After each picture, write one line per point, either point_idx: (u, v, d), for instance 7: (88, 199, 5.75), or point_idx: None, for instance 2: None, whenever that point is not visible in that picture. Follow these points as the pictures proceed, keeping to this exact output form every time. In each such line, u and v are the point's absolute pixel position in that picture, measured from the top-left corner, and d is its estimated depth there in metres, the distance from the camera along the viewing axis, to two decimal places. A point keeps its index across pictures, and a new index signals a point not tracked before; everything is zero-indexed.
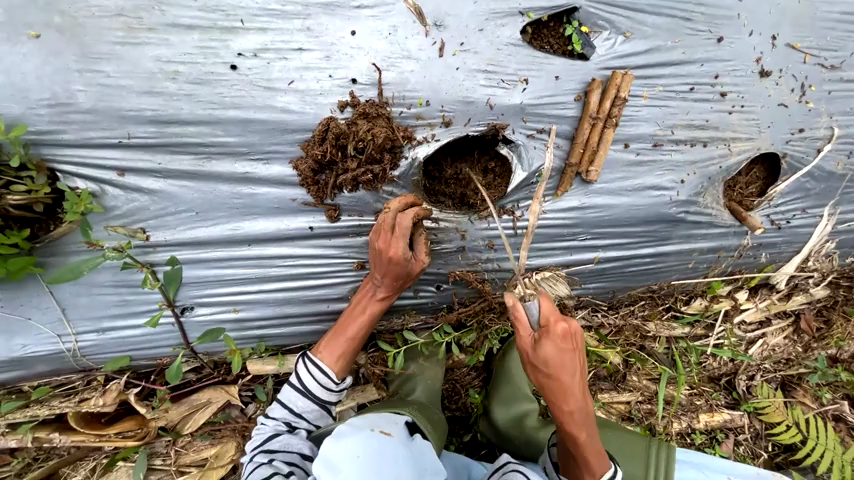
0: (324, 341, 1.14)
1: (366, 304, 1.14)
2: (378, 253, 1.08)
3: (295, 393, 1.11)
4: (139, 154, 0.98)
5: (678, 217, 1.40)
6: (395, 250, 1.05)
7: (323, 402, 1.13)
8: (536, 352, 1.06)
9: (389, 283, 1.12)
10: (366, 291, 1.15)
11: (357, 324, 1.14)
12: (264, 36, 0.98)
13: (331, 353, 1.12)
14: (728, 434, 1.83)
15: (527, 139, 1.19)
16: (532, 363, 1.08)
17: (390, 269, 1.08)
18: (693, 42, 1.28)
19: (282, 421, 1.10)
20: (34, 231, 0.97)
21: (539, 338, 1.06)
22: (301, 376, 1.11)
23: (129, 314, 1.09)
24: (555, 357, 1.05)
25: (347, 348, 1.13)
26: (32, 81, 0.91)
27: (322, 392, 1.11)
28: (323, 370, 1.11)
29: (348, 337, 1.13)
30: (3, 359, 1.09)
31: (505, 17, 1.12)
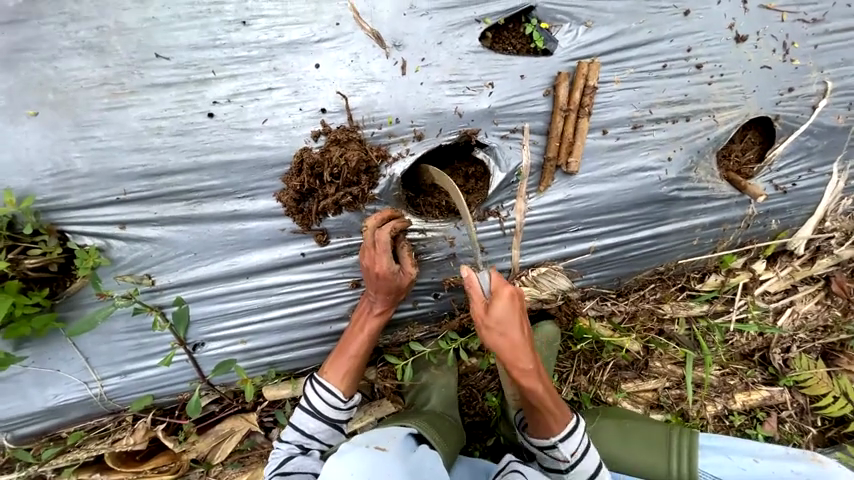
0: (329, 361, 1.18)
1: (364, 322, 1.17)
2: (367, 270, 1.12)
3: (306, 415, 1.15)
4: (136, 206, 1.06)
5: (671, 195, 1.37)
6: (381, 265, 1.09)
7: (333, 421, 1.17)
8: (491, 317, 1.06)
9: (382, 297, 1.15)
10: (362, 309, 1.18)
11: (358, 342, 1.17)
12: (235, 82, 1.05)
13: (337, 372, 1.16)
14: (770, 412, 1.73)
15: (501, 140, 1.21)
16: (490, 330, 1.07)
17: (380, 283, 1.12)
18: (658, 19, 1.27)
19: (295, 443, 1.14)
20: (53, 289, 1.06)
21: (491, 304, 1.08)
22: (310, 398, 1.15)
23: (146, 356, 1.17)
24: (511, 319, 1.08)
25: (352, 366, 1.17)
26: (35, 155, 1.01)
27: (332, 411, 1.15)
28: (330, 389, 1.15)
29: (351, 355, 1.17)
30: (39, 410, 1.18)
31: (462, 27, 1.15)
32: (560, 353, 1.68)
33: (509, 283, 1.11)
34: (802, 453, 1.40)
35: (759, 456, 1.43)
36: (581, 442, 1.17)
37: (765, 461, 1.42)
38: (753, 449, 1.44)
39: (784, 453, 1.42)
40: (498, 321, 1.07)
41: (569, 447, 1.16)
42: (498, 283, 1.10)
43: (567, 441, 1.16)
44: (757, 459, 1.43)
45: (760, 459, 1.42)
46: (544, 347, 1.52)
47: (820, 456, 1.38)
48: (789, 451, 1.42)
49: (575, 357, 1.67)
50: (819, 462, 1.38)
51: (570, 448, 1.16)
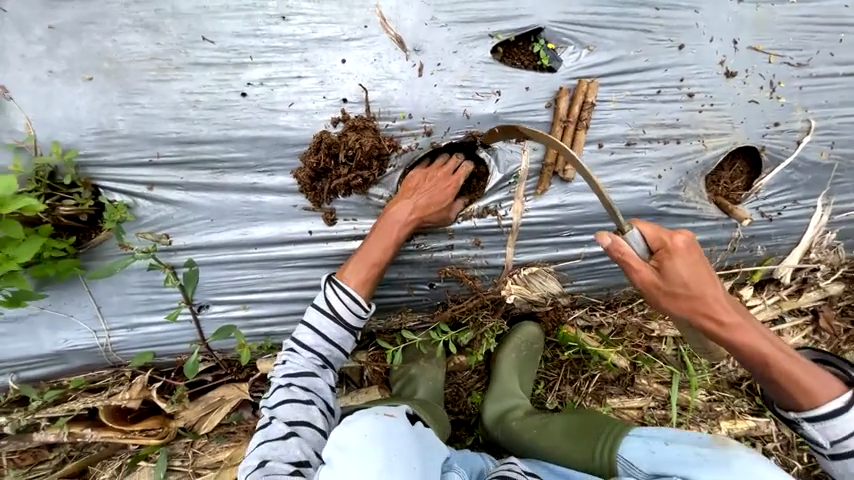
0: (347, 266, 1.17)
1: (396, 228, 1.19)
2: (424, 182, 1.22)
3: (327, 319, 1.14)
4: (166, 170, 1.16)
5: (660, 210, 1.46)
6: (452, 180, 1.24)
7: (351, 328, 1.17)
8: (680, 274, 0.93)
9: (422, 207, 1.20)
10: (391, 220, 1.19)
11: (379, 249, 1.18)
12: (269, 68, 1.17)
13: (356, 275, 1.16)
14: (755, 442, 1.74)
15: (503, 144, 1.31)
16: (674, 296, 0.96)
17: (433, 192, 1.21)
18: (654, 50, 1.40)
19: (317, 352, 1.14)
20: (79, 238, 1.14)
21: (672, 265, 0.95)
22: (331, 302, 1.14)
23: (153, 312, 1.23)
24: (695, 279, 0.94)
25: (371, 272, 1.17)
26: (83, 114, 1.11)
27: (353, 318, 1.15)
28: (350, 293, 1.14)
29: (373, 261, 1.17)
30: (45, 354, 1.22)
31: (476, 40, 1.28)
32: (549, 361, 1.75)
33: (677, 235, 0.96)
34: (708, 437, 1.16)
35: (672, 441, 1.18)
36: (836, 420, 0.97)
37: (672, 443, 1.17)
38: (664, 432, 1.21)
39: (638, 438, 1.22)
40: (685, 282, 0.95)
41: (832, 429, 0.98)
42: (660, 238, 0.98)
43: (825, 420, 0.98)
44: (645, 437, 1.21)
45: (671, 444, 1.17)
46: (526, 347, 1.55)
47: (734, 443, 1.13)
48: (699, 435, 1.17)
49: (563, 367, 1.74)
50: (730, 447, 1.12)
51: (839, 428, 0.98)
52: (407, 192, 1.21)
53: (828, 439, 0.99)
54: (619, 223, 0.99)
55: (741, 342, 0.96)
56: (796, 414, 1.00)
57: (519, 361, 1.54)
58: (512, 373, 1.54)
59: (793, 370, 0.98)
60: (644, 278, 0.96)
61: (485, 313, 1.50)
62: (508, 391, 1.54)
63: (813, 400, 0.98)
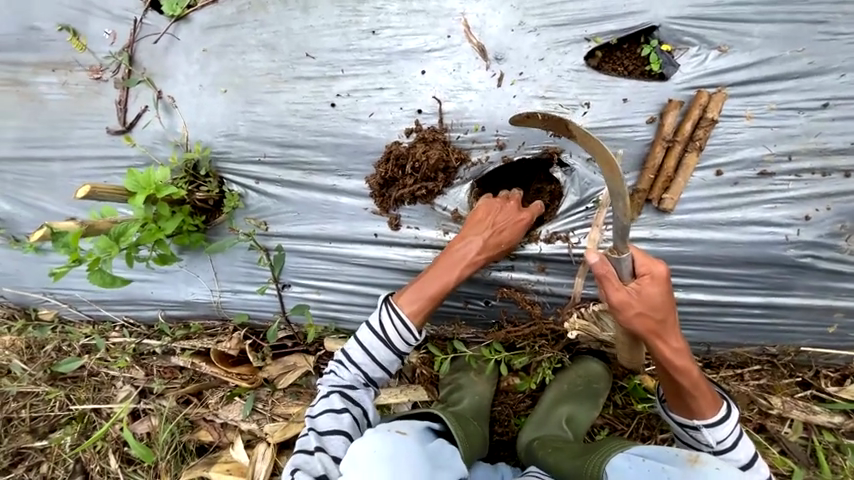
0: (404, 294, 1.21)
1: (460, 265, 1.20)
2: (493, 220, 1.19)
3: (378, 342, 1.20)
4: (269, 168, 1.37)
5: (800, 262, 1.11)
6: (522, 217, 1.20)
7: (399, 353, 1.22)
8: (643, 296, 0.97)
9: (489, 248, 1.19)
10: (456, 258, 1.20)
11: (440, 284, 1.19)
12: (356, 81, 1.27)
13: (411, 303, 1.19)
14: None
15: (585, 165, 1.19)
16: (639, 315, 0.98)
17: (503, 232, 1.19)
18: (825, 49, 1.05)
19: (362, 370, 1.22)
20: (207, 217, 1.43)
21: (642, 288, 0.97)
22: (384, 326, 1.18)
23: (251, 282, 1.50)
24: (661, 304, 0.98)
25: (428, 306, 1.19)
26: (216, 119, 1.38)
27: (402, 344, 1.19)
28: (405, 322, 1.18)
29: (432, 297, 1.19)
30: (180, 300, 1.60)
31: (569, 44, 1.15)
32: (619, 407, 1.55)
33: (657, 262, 0.98)
34: (677, 452, 1.04)
35: (669, 465, 1.01)
36: (732, 433, 1.07)
37: (655, 463, 1.02)
38: (649, 449, 1.05)
39: (636, 462, 1.04)
40: (654, 304, 0.98)
41: (716, 435, 1.07)
42: (645, 263, 0.98)
43: (713, 428, 1.07)
44: (645, 458, 1.04)
45: (648, 460, 1.03)
46: (583, 382, 1.49)
47: (699, 457, 1.01)
48: (674, 453, 1.03)
49: (637, 419, 1.53)
50: (697, 464, 1.00)
51: (716, 436, 1.07)
52: (474, 229, 1.20)
53: (714, 443, 1.08)
54: (618, 243, 0.93)
55: (677, 361, 1.03)
56: (699, 427, 1.08)
57: (567, 393, 1.49)
58: (558, 405, 1.49)
59: (708, 390, 1.06)
60: (617, 297, 0.96)
61: (543, 342, 1.42)
62: (545, 418, 1.49)
63: (712, 415, 1.06)
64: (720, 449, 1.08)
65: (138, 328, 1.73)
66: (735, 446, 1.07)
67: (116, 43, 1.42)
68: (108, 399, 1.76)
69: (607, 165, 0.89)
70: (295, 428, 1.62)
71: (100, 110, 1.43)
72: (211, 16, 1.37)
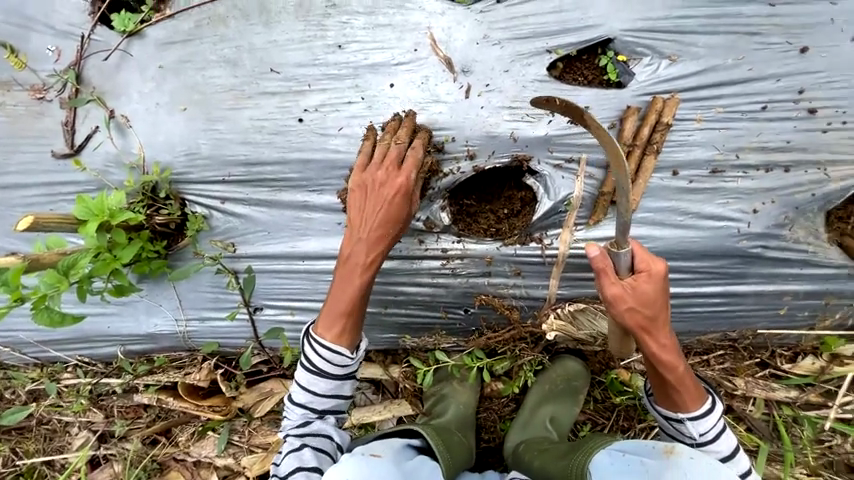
0: (321, 319, 1.13)
1: (356, 267, 1.12)
2: (368, 208, 1.12)
3: (311, 376, 1.13)
4: (234, 187, 1.32)
5: (751, 252, 1.20)
6: (398, 182, 1.10)
7: (345, 375, 1.15)
8: (638, 291, 1.01)
9: (380, 236, 1.12)
10: (352, 261, 1.13)
11: (348, 295, 1.11)
12: (324, 95, 1.24)
13: (330, 327, 1.11)
14: None
15: (553, 170, 1.21)
16: (632, 310, 1.02)
17: (387, 213, 1.11)
18: (760, 58, 1.15)
19: (309, 406, 1.16)
20: (169, 242, 1.35)
21: (638, 284, 1.01)
22: (309, 358, 1.12)
23: (219, 308, 1.42)
24: (654, 301, 1.02)
25: (348, 320, 1.11)
26: (175, 138, 1.31)
27: (337, 369, 1.12)
28: (330, 347, 1.10)
29: (344, 312, 1.10)
30: (141, 333, 1.48)
31: (532, 56, 1.19)
32: (599, 402, 1.60)
33: (657, 260, 1.02)
34: (655, 444, 1.06)
35: (644, 458, 1.05)
36: (713, 425, 1.12)
37: (633, 457, 1.06)
38: (628, 445, 1.09)
39: (618, 458, 1.07)
40: (645, 299, 1.02)
41: (699, 427, 1.12)
42: (643, 260, 1.02)
43: (697, 421, 1.12)
44: (624, 453, 1.07)
45: (627, 455, 1.07)
46: (563, 381, 1.53)
47: (673, 448, 1.04)
48: (651, 445, 1.06)
49: (616, 411, 1.59)
50: (672, 456, 1.03)
51: (699, 429, 1.13)
52: (355, 228, 1.13)
53: (696, 435, 1.14)
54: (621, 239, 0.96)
55: (663, 355, 1.07)
56: (683, 420, 1.13)
57: (550, 393, 1.52)
58: (541, 406, 1.53)
59: (694, 386, 1.11)
60: (612, 291, 1.00)
61: (522, 345, 1.45)
62: (530, 421, 1.52)
63: (696, 408, 1.12)
64: (701, 441, 1.14)
65: (93, 367, 1.57)
66: (718, 438, 1.13)
67: (57, 60, 1.31)
68: (62, 449, 1.60)
69: (616, 160, 0.89)
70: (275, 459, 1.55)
71: (41, 132, 1.32)
72: (166, 31, 1.30)
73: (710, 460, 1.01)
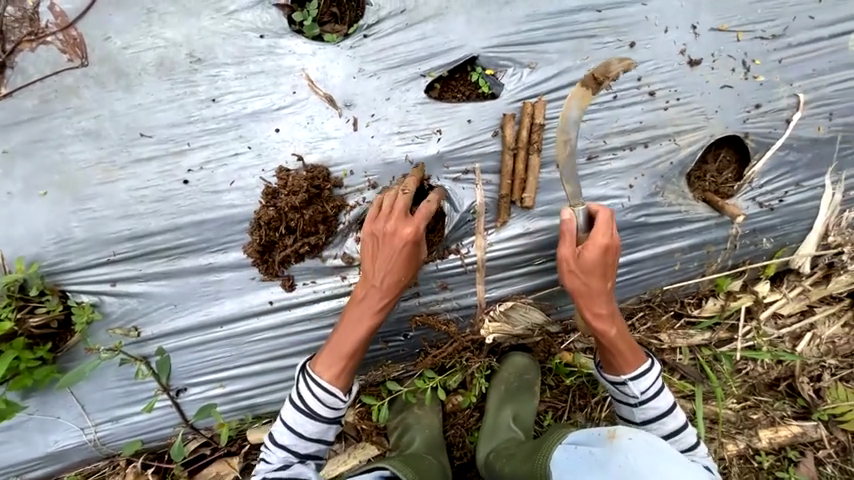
0: (322, 356, 1.15)
1: (366, 312, 1.16)
2: (376, 254, 1.16)
3: (302, 417, 1.13)
4: (123, 265, 1.19)
5: (638, 221, 1.35)
6: (404, 233, 1.14)
7: (331, 420, 1.14)
8: (583, 256, 1.19)
9: (387, 284, 1.16)
10: (360, 307, 1.17)
11: (355, 337, 1.15)
12: (207, 152, 1.19)
13: (330, 366, 1.13)
14: (804, 449, 1.69)
15: (453, 183, 1.26)
16: (577, 271, 1.20)
17: (389, 264, 1.15)
18: (602, 56, 1.32)
19: (292, 450, 1.14)
20: (55, 343, 1.19)
21: (585, 249, 1.19)
22: (303, 396, 1.13)
23: (133, 402, 1.26)
24: (599, 266, 1.19)
25: (346, 364, 1.14)
26: (42, 226, 1.16)
27: (329, 411, 1.13)
28: (324, 387, 1.12)
29: (345, 354, 1.14)
30: (40, 455, 1.26)
31: (409, 82, 1.25)
32: (554, 388, 1.67)
33: (609, 234, 1.19)
34: (601, 432, 1.10)
35: (592, 446, 1.07)
36: (652, 385, 1.24)
37: (583, 447, 1.08)
38: (579, 436, 1.11)
39: (570, 451, 1.09)
40: (590, 266, 1.19)
41: (640, 386, 1.23)
42: (598, 231, 1.19)
43: (637, 380, 1.23)
44: (576, 445, 1.10)
45: (579, 446, 1.09)
46: (516, 379, 1.56)
47: (616, 432, 1.08)
48: (596, 432, 1.09)
49: (570, 392, 1.66)
50: (615, 439, 1.06)
51: (640, 388, 1.23)
52: (365, 272, 1.18)
53: (639, 393, 1.24)
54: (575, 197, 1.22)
55: (601, 323, 1.21)
56: (626, 381, 1.24)
57: (506, 393, 1.55)
58: (502, 408, 1.55)
59: (636, 354, 1.23)
60: (564, 251, 1.21)
61: (468, 355, 1.46)
62: (495, 426, 1.53)
63: (637, 369, 1.23)
64: (643, 398, 1.25)
65: None
66: (657, 395, 1.24)
67: None
68: None
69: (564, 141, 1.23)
70: None
71: None
72: (7, 112, 1.17)
73: (648, 438, 1.04)
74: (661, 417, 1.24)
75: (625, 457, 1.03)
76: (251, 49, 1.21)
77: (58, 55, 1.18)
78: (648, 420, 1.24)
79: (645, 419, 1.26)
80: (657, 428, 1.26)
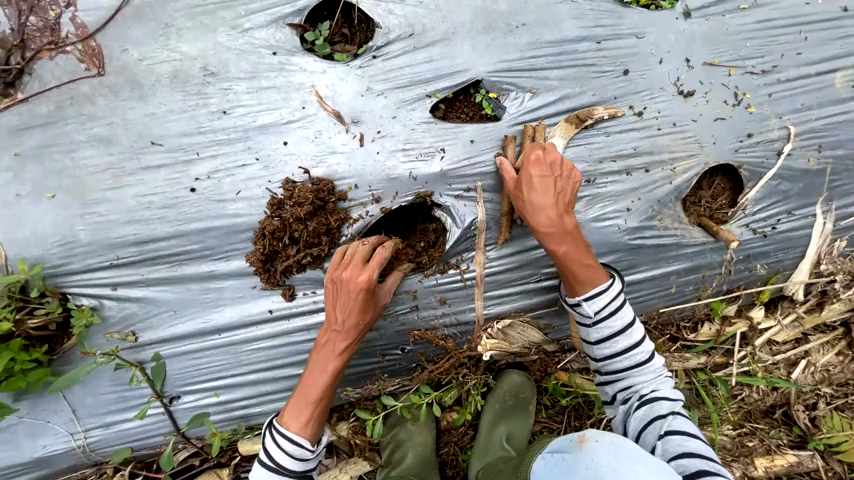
0: (288, 408, 1.18)
1: (330, 357, 1.19)
2: (337, 303, 1.19)
3: (269, 473, 1.14)
4: (126, 270, 1.20)
5: (634, 243, 1.37)
6: (358, 282, 1.15)
7: (299, 474, 1.17)
8: (523, 178, 1.19)
9: (349, 328, 1.18)
10: (325, 353, 1.20)
11: (319, 383, 1.18)
12: (215, 161, 1.22)
13: (296, 417, 1.16)
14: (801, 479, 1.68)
15: (455, 200, 1.29)
16: (520, 191, 1.19)
17: (352, 310, 1.17)
18: (601, 83, 1.36)
19: None
20: (52, 345, 1.20)
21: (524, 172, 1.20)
22: (270, 450, 1.15)
23: (126, 408, 1.25)
24: (542, 184, 1.18)
25: (315, 410, 1.16)
26: (48, 229, 1.18)
27: (296, 464, 1.15)
28: (293, 440, 1.14)
29: (313, 401, 1.16)
30: (27, 460, 1.24)
31: (414, 102, 1.29)
32: (549, 408, 1.66)
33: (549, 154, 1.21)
34: (572, 436, 0.96)
35: (563, 452, 0.95)
36: (606, 304, 1.16)
37: (557, 455, 0.96)
38: (556, 443, 0.99)
39: (545, 459, 0.98)
40: (532, 184, 1.18)
41: (594, 304, 1.16)
42: (535, 153, 1.21)
43: (592, 300, 1.17)
44: (551, 453, 0.98)
45: (554, 454, 0.97)
46: (511, 397, 1.55)
47: (586, 434, 0.93)
48: (567, 437, 0.96)
49: (566, 413, 1.65)
50: (584, 443, 0.91)
51: (595, 308, 1.17)
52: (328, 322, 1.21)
53: (593, 314, 1.17)
54: None
55: (551, 240, 1.16)
56: (581, 302, 1.18)
57: (501, 411, 1.55)
58: (495, 427, 1.54)
59: (591, 269, 1.17)
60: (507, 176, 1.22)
61: (465, 371, 1.45)
62: (488, 444, 1.52)
63: (592, 288, 1.17)
64: (598, 319, 1.18)
65: None
66: (613, 314, 1.16)
67: None
68: None
69: None
70: None
71: None
72: (21, 116, 1.20)
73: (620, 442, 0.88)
74: (616, 335, 1.16)
75: (593, 462, 0.87)
76: (263, 65, 1.25)
77: (76, 65, 1.22)
78: (602, 339, 1.17)
79: (600, 339, 1.19)
80: (610, 347, 1.19)
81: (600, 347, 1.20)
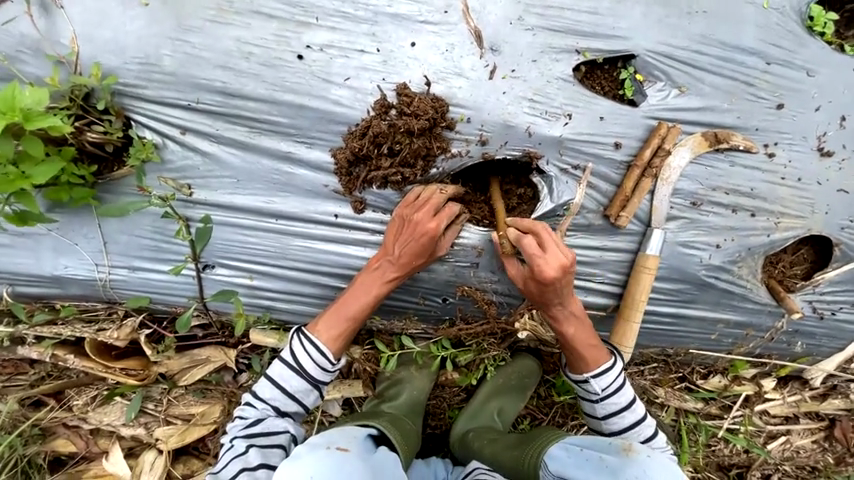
0: (320, 318, 1.14)
1: (374, 283, 1.14)
2: (398, 238, 1.12)
3: (289, 372, 1.11)
4: (202, 118, 1.09)
5: (706, 281, 1.33)
6: (429, 226, 1.08)
7: (315, 381, 1.13)
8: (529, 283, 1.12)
9: (404, 263, 1.12)
10: (370, 278, 1.15)
11: (358, 303, 1.14)
12: (333, 35, 1.08)
13: (328, 329, 1.12)
14: None
15: (560, 172, 1.20)
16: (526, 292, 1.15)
17: (413, 248, 1.10)
18: (751, 108, 1.25)
19: (271, 405, 1.12)
20: (100, 169, 1.10)
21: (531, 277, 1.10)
22: (296, 354, 1.11)
23: (159, 260, 1.19)
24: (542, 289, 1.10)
25: (345, 329, 1.13)
26: (131, 41, 1.04)
27: (316, 371, 1.11)
28: (319, 347, 1.11)
29: (348, 317, 1.13)
30: (45, 275, 1.20)
31: (560, 52, 1.15)
32: (541, 398, 1.69)
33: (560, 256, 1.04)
34: (615, 443, 1.09)
35: (606, 454, 1.07)
36: (613, 379, 1.19)
37: (591, 452, 1.08)
38: (589, 441, 1.11)
39: (575, 453, 1.09)
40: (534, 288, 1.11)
41: (602, 382, 1.18)
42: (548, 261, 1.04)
43: (599, 377, 1.19)
44: (582, 448, 1.10)
45: (586, 450, 1.09)
46: (516, 378, 1.56)
47: (633, 445, 1.06)
48: (610, 442, 1.09)
49: (554, 409, 1.68)
50: (632, 453, 1.05)
51: (602, 384, 1.19)
52: (382, 252, 1.15)
53: (600, 390, 1.19)
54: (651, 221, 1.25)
55: (562, 327, 1.16)
56: (588, 379, 1.19)
57: (501, 387, 1.55)
58: (490, 400, 1.55)
59: (592, 350, 1.18)
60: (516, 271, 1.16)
61: (491, 341, 1.44)
62: (479, 412, 1.55)
63: (599, 365, 1.18)
64: (604, 395, 1.20)
65: None
66: (618, 392, 1.19)
67: None
68: None
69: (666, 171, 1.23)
70: (197, 432, 1.41)
71: None
72: None
73: (664, 458, 1.05)
74: (622, 411, 1.20)
75: (642, 471, 1.02)
76: None
77: None
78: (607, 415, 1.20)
79: (606, 414, 1.21)
80: (617, 422, 1.21)
81: (605, 421, 1.22)
